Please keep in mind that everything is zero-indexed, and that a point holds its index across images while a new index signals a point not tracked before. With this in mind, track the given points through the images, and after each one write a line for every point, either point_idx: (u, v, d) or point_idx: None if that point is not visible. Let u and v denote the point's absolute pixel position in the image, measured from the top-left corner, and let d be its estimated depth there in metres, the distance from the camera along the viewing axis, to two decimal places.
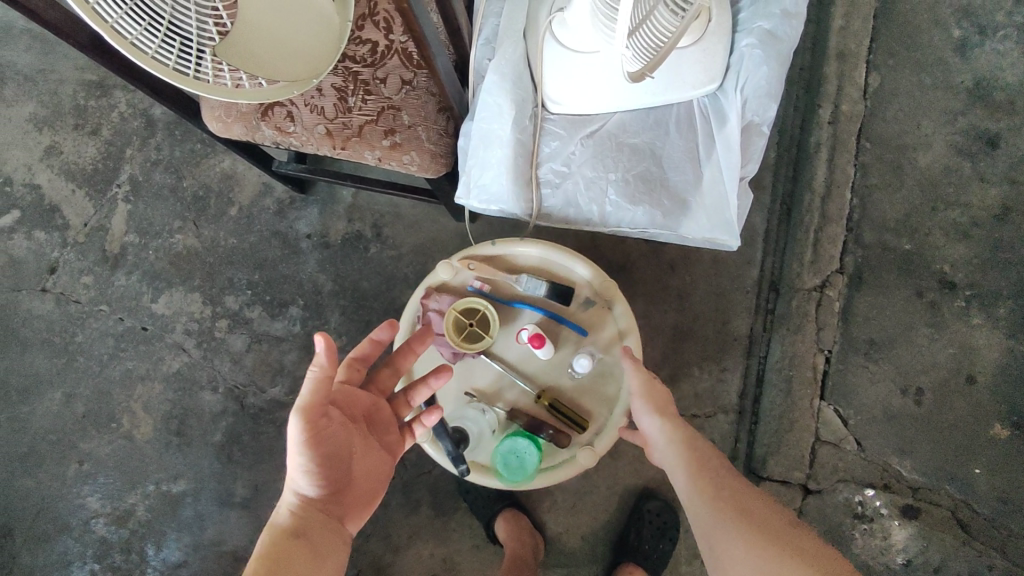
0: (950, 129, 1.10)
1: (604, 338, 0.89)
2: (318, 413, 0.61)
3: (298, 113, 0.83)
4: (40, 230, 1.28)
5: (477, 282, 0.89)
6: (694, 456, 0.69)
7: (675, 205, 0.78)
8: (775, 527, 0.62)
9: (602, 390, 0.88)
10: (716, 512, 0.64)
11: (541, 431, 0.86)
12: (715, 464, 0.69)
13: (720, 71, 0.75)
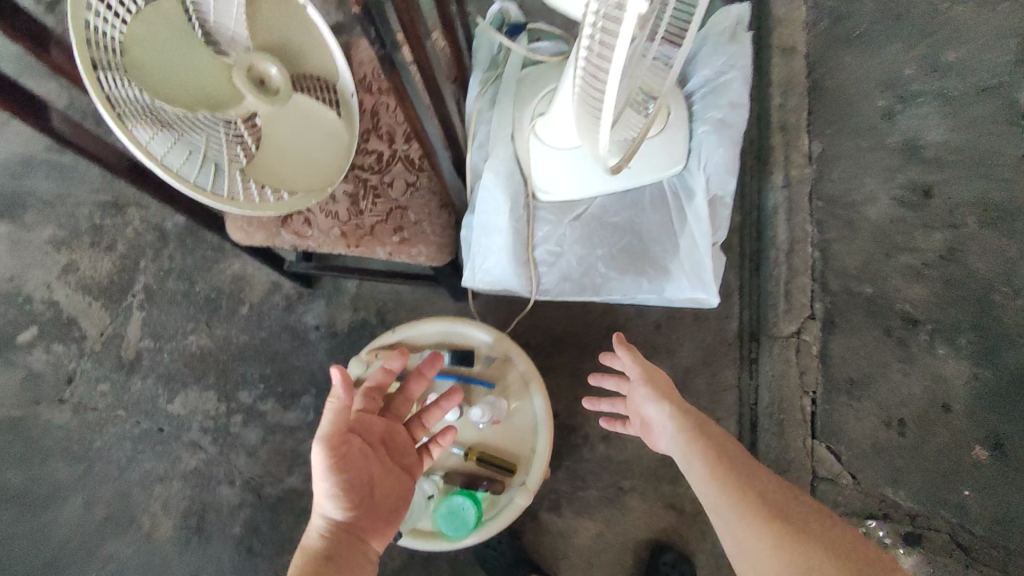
0: (890, 183, 1.17)
1: (509, 386, 0.96)
2: (337, 443, 0.67)
3: (314, 219, 0.93)
4: (58, 343, 1.34)
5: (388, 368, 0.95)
6: (706, 441, 0.75)
7: (657, 271, 0.89)
8: (785, 506, 0.66)
9: (522, 434, 0.94)
10: (722, 477, 0.71)
11: (478, 485, 0.92)
12: (730, 451, 0.74)
13: (683, 154, 0.88)
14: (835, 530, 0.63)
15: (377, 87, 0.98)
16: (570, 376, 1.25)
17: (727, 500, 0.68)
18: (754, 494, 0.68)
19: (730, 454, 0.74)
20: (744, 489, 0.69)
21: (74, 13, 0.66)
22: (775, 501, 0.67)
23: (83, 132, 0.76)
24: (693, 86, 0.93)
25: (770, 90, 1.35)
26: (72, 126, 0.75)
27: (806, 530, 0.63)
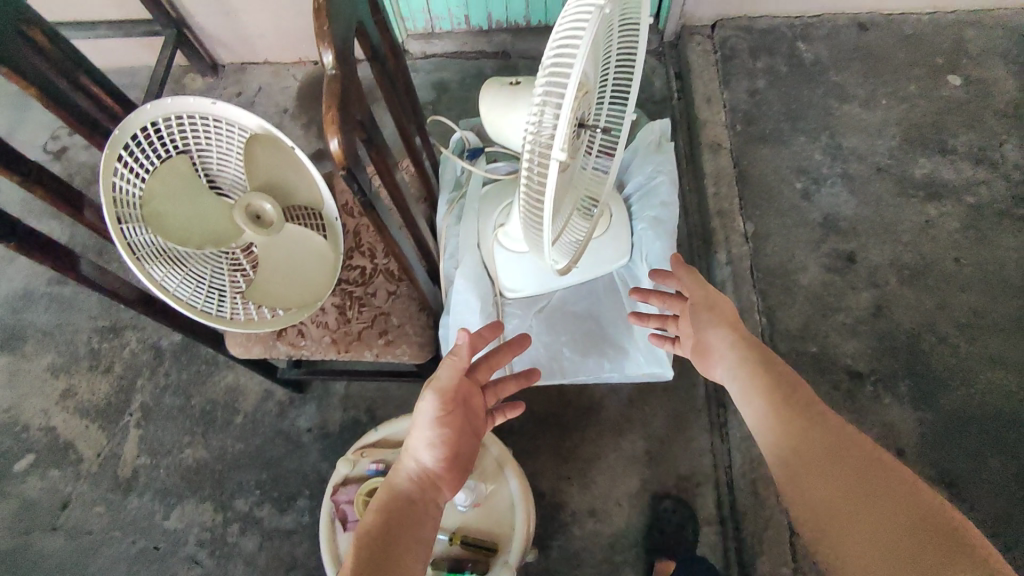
0: (817, 254, 1.40)
1: (486, 469, 1.03)
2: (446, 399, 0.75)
3: (307, 330, 1.03)
4: (54, 468, 1.38)
5: (374, 464, 0.90)
6: (772, 381, 0.76)
7: (617, 351, 0.99)
8: (844, 454, 0.65)
9: (501, 514, 1.00)
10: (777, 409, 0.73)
11: (465, 567, 0.96)
12: (797, 391, 0.74)
13: (627, 248, 1.02)
14: (897, 480, 0.60)
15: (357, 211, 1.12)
16: (555, 453, 1.32)
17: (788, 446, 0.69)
18: (819, 439, 0.68)
19: (797, 396, 0.74)
20: (810, 432, 0.69)
21: (102, 179, 0.83)
22: (840, 446, 0.66)
23: (107, 276, 0.87)
24: (629, 189, 1.09)
25: (704, 179, 1.50)
26: (99, 271, 0.86)
27: (863, 479, 0.62)
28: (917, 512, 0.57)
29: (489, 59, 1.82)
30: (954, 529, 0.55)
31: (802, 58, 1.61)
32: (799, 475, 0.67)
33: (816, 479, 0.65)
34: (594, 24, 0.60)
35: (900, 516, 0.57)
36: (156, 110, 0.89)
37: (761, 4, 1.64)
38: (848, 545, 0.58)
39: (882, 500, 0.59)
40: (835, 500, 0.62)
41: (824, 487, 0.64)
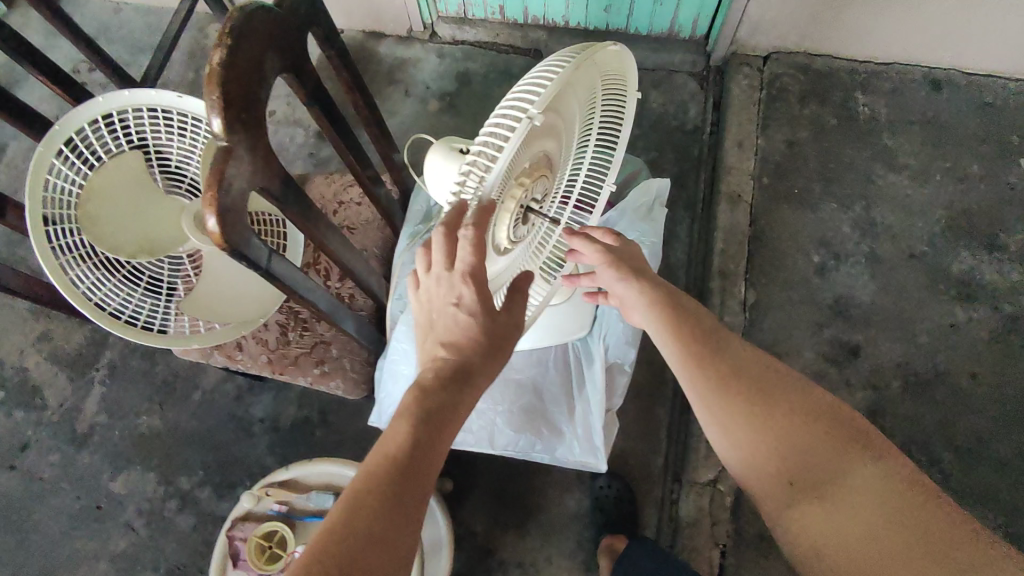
0: (817, 339, 1.28)
1: None
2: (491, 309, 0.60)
3: (245, 344, 0.99)
4: (18, 409, 1.42)
5: (276, 506, 0.89)
6: (677, 313, 0.73)
7: (552, 431, 0.93)
8: (762, 384, 0.69)
9: None
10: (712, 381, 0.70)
11: None
12: (697, 320, 0.74)
13: (588, 321, 0.94)
14: (799, 394, 0.68)
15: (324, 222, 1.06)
16: (496, 495, 1.29)
17: (708, 385, 0.70)
18: (726, 368, 0.70)
19: (704, 328, 0.73)
20: (718, 361, 0.70)
21: (34, 176, 0.78)
22: (745, 371, 0.70)
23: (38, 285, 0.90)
24: None
25: (715, 234, 1.38)
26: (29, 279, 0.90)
27: (775, 403, 0.68)
28: (821, 420, 0.66)
29: (519, 55, 1.67)
30: (852, 423, 0.66)
31: (856, 112, 1.44)
32: (720, 412, 0.70)
33: (732, 413, 0.69)
34: (517, 135, 0.54)
35: (807, 425, 0.66)
36: (108, 105, 0.83)
37: (825, 43, 1.45)
38: (791, 464, 0.66)
39: (796, 419, 0.67)
40: (756, 429, 0.67)
41: (744, 418, 0.68)
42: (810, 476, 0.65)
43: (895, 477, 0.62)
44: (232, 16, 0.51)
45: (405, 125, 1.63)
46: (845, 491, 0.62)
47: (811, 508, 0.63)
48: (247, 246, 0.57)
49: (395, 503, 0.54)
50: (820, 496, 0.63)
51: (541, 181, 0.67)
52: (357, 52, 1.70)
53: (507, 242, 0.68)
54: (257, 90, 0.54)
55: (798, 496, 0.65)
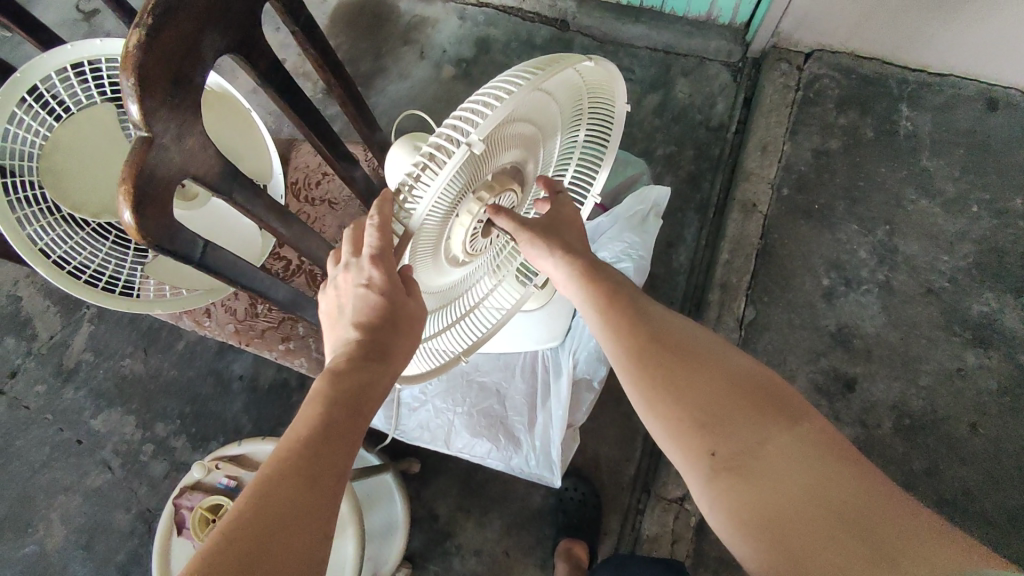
0: (811, 367, 1.21)
1: None
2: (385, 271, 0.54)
3: (214, 311, 0.97)
4: (11, 338, 1.44)
5: (224, 479, 0.90)
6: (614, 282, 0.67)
7: (510, 440, 0.90)
8: (685, 354, 0.60)
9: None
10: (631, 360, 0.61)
11: None
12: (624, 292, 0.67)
13: (561, 332, 0.91)
14: (722, 360, 0.59)
15: (306, 195, 1.04)
16: (461, 482, 1.28)
17: (624, 353, 0.61)
18: (645, 335, 0.62)
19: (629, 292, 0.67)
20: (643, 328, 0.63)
21: None
22: (664, 338, 0.62)
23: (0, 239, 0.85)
24: None
25: (722, 243, 1.31)
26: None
27: (696, 371, 0.58)
28: (743, 386, 0.57)
29: (545, 25, 1.56)
30: (780, 394, 0.57)
31: (896, 126, 1.33)
32: (637, 383, 0.60)
33: (649, 381, 0.59)
34: (452, 163, 0.48)
35: (731, 392, 0.57)
36: (77, 53, 0.81)
37: (875, 46, 1.33)
38: (723, 441, 0.55)
39: (717, 385, 0.57)
40: (674, 396, 0.58)
41: (663, 384, 0.59)
42: (733, 449, 0.54)
43: (823, 447, 0.53)
44: None
45: (416, 90, 1.56)
46: (770, 463, 0.52)
47: (732, 485, 0.53)
48: (170, 237, 0.56)
49: (310, 486, 0.49)
50: (741, 470, 0.53)
51: (506, 193, 0.63)
52: (376, 6, 1.62)
53: (465, 251, 0.65)
54: (187, 72, 0.52)
55: (720, 468, 0.54)
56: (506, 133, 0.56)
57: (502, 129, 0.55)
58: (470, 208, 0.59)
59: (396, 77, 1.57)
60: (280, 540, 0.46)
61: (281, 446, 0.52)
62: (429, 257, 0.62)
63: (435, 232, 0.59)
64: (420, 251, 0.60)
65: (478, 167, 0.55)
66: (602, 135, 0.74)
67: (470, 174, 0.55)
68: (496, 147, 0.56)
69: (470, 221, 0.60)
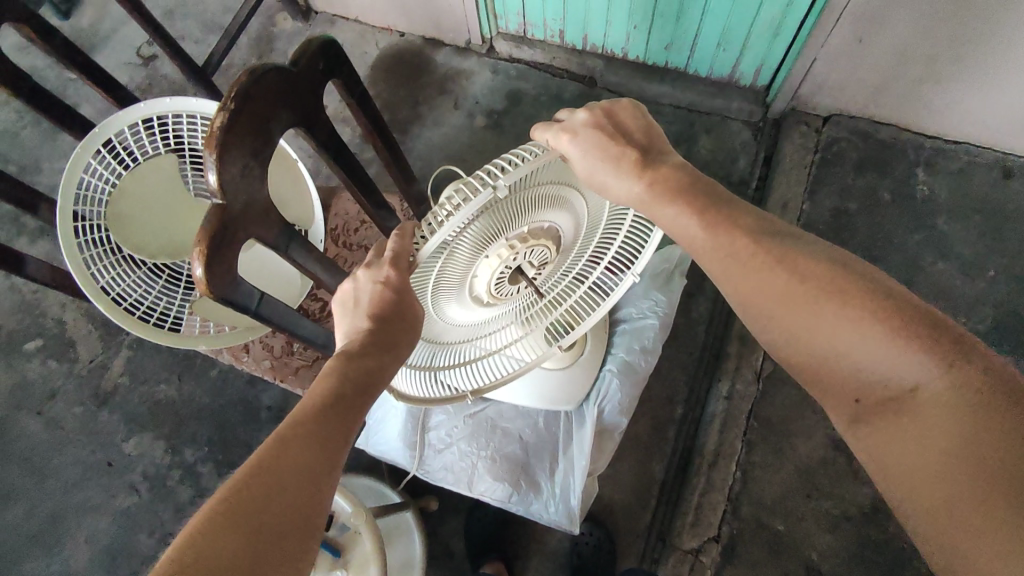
0: (829, 423, 1.22)
1: (352, 559, 0.90)
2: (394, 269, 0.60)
3: (252, 347, 1.03)
4: (53, 359, 1.51)
5: None
6: (702, 202, 0.62)
7: (530, 486, 0.94)
8: (819, 286, 0.54)
9: None
10: (767, 297, 0.57)
11: None
12: (739, 214, 0.61)
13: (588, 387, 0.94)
14: (869, 289, 0.52)
15: (345, 241, 1.10)
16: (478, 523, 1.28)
17: (745, 307, 0.60)
18: (770, 260, 0.57)
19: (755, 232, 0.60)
20: (765, 256, 0.57)
21: (70, 174, 0.85)
22: (793, 262, 0.56)
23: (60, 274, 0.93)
24: (618, 317, 1.02)
25: None
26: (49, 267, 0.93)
27: (837, 309, 0.52)
28: (883, 311, 0.51)
29: (573, 81, 1.64)
30: (947, 326, 0.50)
31: (914, 190, 1.37)
32: (768, 330, 0.58)
33: (778, 325, 0.57)
34: (474, 202, 0.52)
35: (883, 325, 0.50)
36: (150, 110, 0.89)
37: (892, 112, 1.38)
38: (868, 380, 0.52)
39: (854, 319, 0.51)
40: (807, 345, 0.55)
41: (799, 324, 0.55)
42: (878, 392, 0.51)
43: (984, 394, 0.46)
44: (242, 78, 0.54)
45: (449, 138, 1.64)
46: (925, 411, 0.48)
47: (879, 430, 0.51)
48: (231, 291, 0.61)
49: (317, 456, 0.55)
50: (891, 413, 0.50)
51: (538, 247, 0.66)
52: (415, 58, 1.72)
53: (489, 292, 0.69)
54: (259, 147, 0.58)
55: (869, 414, 0.52)
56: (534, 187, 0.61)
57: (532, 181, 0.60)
58: (500, 252, 0.63)
59: (431, 125, 1.66)
60: (278, 495, 0.51)
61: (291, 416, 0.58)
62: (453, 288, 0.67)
63: (461, 264, 0.64)
64: (443, 279, 0.65)
65: (507, 211, 0.60)
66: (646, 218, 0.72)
67: (498, 217, 0.60)
68: (526, 196, 0.61)
69: (498, 264, 0.64)
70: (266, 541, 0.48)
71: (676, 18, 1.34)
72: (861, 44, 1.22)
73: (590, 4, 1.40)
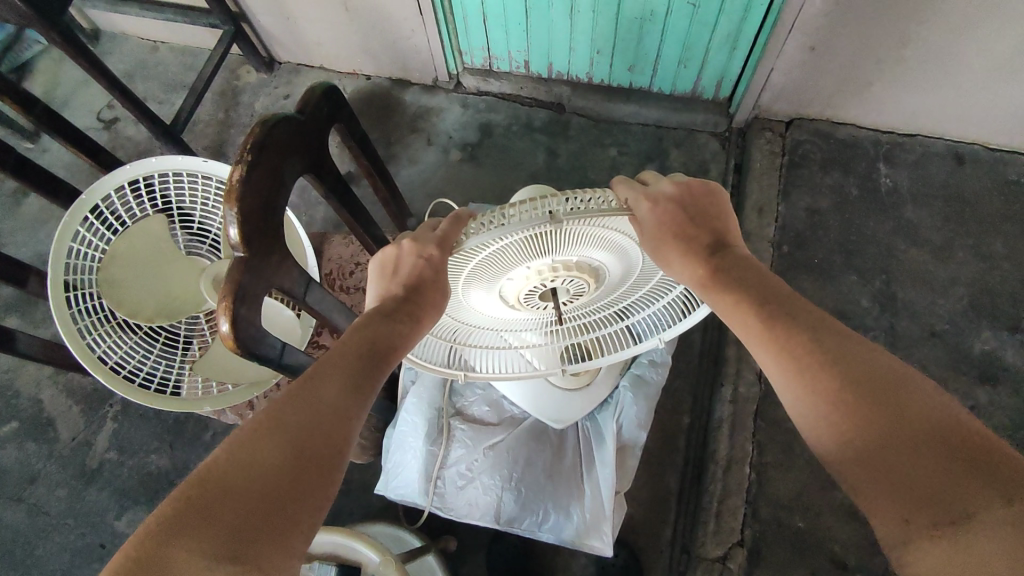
0: None
1: None
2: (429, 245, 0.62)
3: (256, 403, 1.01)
4: (32, 442, 1.43)
5: None
6: (763, 292, 0.62)
7: (560, 511, 0.95)
8: (875, 386, 0.53)
9: None
10: (810, 352, 0.57)
11: None
12: (797, 307, 0.61)
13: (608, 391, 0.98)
14: (934, 409, 0.50)
15: (341, 284, 1.09)
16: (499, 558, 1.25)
17: (797, 382, 0.57)
18: (821, 351, 0.56)
19: (806, 317, 0.59)
20: (813, 340, 0.57)
21: (59, 244, 0.85)
22: (846, 359, 0.55)
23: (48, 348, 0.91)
24: None
25: None
26: (41, 344, 0.90)
27: (897, 419, 0.50)
28: (935, 422, 0.49)
29: (542, 109, 1.67)
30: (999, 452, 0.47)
31: (878, 183, 1.44)
32: (817, 412, 0.55)
33: (828, 409, 0.54)
34: (522, 224, 0.53)
35: (926, 432, 0.49)
36: (133, 171, 0.89)
37: (848, 113, 1.46)
38: (905, 485, 0.48)
39: (910, 427, 0.49)
40: (859, 444, 0.51)
41: (842, 405, 0.53)
42: (933, 509, 0.46)
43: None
44: (257, 129, 0.55)
45: (427, 174, 1.65)
46: (990, 535, 0.43)
47: (927, 551, 0.45)
48: (255, 341, 0.61)
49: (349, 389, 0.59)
50: (949, 538, 0.44)
51: (576, 277, 0.69)
52: (384, 100, 1.73)
53: (517, 299, 0.72)
54: (274, 196, 0.59)
55: (921, 537, 0.46)
56: (592, 227, 0.60)
57: (590, 224, 0.59)
58: (539, 270, 0.66)
59: (407, 163, 1.66)
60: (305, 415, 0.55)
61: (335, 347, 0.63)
62: (486, 288, 0.70)
63: (502, 268, 0.65)
64: (479, 275, 0.66)
65: (552, 242, 0.61)
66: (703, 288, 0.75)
67: (545, 243, 0.61)
68: (578, 235, 0.61)
69: (534, 279, 0.67)
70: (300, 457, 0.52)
71: (637, 42, 1.40)
72: (814, 53, 1.28)
73: (553, 35, 1.45)
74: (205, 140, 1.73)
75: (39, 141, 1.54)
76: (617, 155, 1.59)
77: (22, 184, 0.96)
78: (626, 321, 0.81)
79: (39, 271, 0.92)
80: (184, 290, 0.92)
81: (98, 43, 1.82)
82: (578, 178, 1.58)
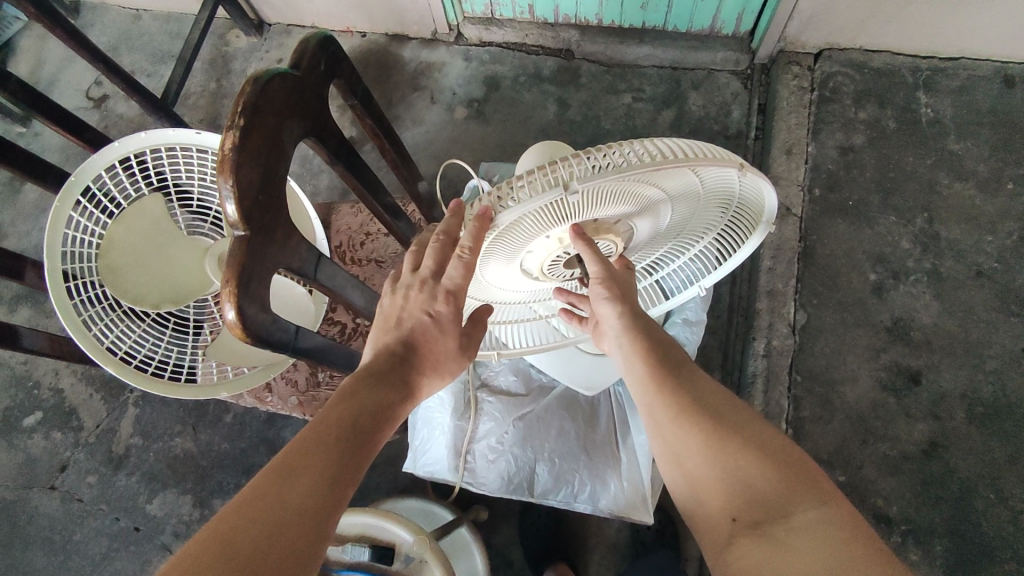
0: (873, 364, 1.20)
1: None
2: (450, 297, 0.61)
3: (275, 386, 1.00)
4: (57, 430, 1.43)
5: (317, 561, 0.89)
6: (659, 345, 0.67)
7: (596, 486, 0.92)
8: (729, 416, 0.60)
9: None
10: (670, 386, 0.63)
11: None
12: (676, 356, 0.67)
13: None
14: (775, 440, 0.57)
15: (353, 256, 1.05)
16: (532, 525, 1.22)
17: (667, 410, 0.62)
18: (683, 387, 0.63)
19: (678, 363, 0.66)
20: (676, 379, 0.64)
21: (52, 233, 0.81)
22: (707, 400, 0.62)
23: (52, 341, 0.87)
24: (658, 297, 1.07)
25: (763, 249, 1.28)
26: (46, 339, 0.87)
27: (747, 443, 0.57)
28: (773, 449, 0.56)
29: (550, 57, 1.56)
30: (811, 473, 0.54)
31: (918, 114, 1.34)
32: (675, 435, 0.61)
33: (689, 432, 0.60)
34: (543, 197, 0.48)
35: (764, 457, 0.56)
36: (123, 149, 0.85)
37: (883, 39, 1.34)
38: (744, 488, 0.55)
39: (770, 472, 0.55)
40: (712, 458, 0.58)
41: (698, 429, 0.60)
42: (754, 510, 0.53)
43: (849, 532, 0.50)
44: (247, 88, 0.50)
45: (432, 134, 1.56)
46: (795, 535, 0.50)
47: (750, 550, 0.51)
48: (268, 330, 0.57)
49: (346, 464, 0.53)
50: (763, 535, 0.52)
51: (604, 241, 0.64)
52: (382, 58, 1.64)
53: (540, 270, 0.67)
54: (273, 164, 0.54)
55: (742, 535, 0.53)
56: (618, 189, 0.54)
57: (619, 185, 0.53)
58: (562, 238, 0.60)
59: (411, 124, 1.58)
60: (296, 493, 0.49)
61: (320, 417, 0.56)
62: (506, 261, 0.65)
63: (522, 240, 0.60)
64: (499, 250, 0.61)
65: (574, 209, 0.55)
66: (737, 236, 0.73)
67: (565, 210, 0.55)
68: (603, 199, 0.55)
69: (558, 248, 0.62)
70: (284, 544, 0.46)
71: None
72: None
73: None
74: (199, 112, 1.66)
75: (30, 124, 1.47)
76: (632, 102, 1.49)
77: (7, 170, 0.91)
78: (656, 275, 0.83)
79: (37, 262, 0.88)
80: (189, 277, 0.87)
81: (78, 16, 1.73)
82: (593, 130, 1.49)
